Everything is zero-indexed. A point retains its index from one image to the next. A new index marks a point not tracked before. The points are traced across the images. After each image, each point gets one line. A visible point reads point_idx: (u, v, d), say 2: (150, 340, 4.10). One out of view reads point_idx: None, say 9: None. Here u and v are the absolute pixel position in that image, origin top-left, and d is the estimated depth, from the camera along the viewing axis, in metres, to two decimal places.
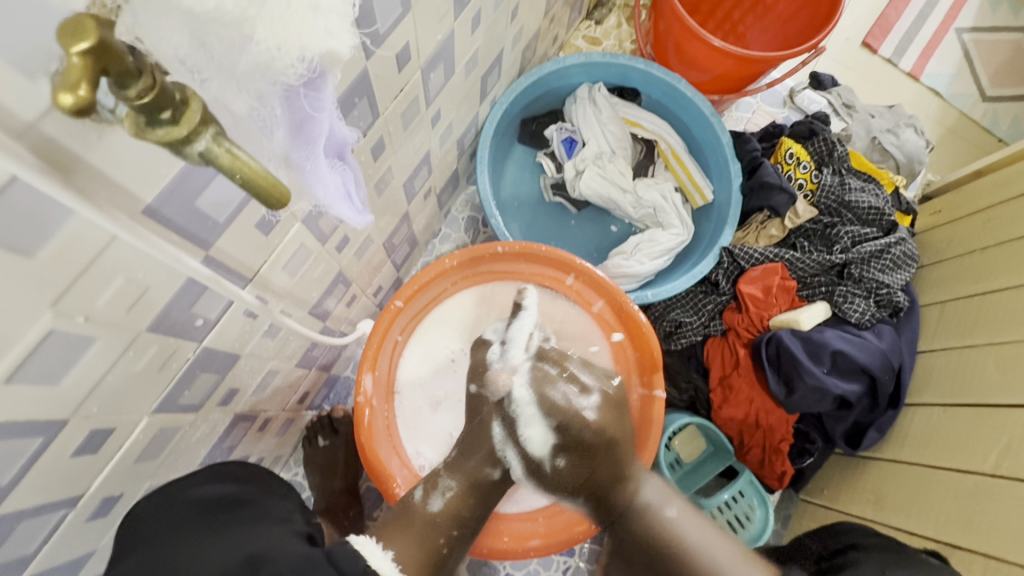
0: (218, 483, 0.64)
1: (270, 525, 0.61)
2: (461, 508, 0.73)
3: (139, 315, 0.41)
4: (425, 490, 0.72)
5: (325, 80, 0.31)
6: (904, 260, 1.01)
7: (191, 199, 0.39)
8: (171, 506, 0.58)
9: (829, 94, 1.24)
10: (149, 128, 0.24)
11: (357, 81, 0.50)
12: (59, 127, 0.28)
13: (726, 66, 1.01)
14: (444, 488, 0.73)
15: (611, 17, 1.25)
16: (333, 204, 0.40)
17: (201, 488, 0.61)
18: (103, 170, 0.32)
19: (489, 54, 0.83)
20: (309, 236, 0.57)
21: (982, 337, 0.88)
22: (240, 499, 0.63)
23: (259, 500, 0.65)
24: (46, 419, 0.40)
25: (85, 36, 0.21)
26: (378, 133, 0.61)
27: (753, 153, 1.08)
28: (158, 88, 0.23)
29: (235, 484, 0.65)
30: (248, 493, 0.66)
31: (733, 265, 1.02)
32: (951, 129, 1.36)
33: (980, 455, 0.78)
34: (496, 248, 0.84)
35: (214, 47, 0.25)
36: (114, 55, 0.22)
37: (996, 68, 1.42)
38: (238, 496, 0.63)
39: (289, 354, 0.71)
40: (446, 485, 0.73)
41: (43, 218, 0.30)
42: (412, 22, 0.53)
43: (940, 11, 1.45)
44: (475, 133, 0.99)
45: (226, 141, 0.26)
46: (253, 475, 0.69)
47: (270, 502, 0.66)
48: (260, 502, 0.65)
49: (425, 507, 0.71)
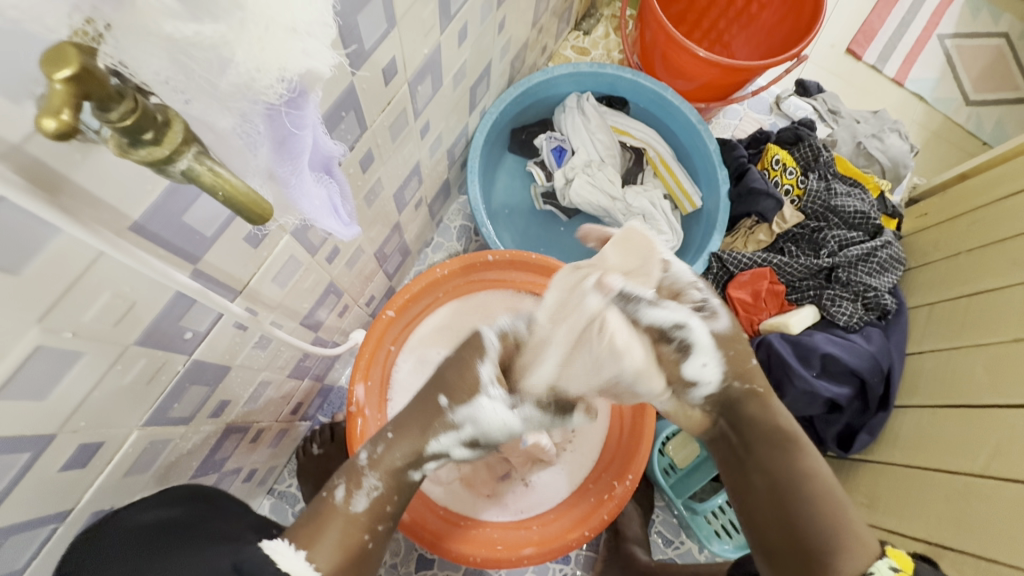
0: (165, 506, 0.60)
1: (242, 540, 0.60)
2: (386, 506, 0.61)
3: (126, 328, 0.42)
4: (346, 488, 0.60)
5: (306, 98, 0.31)
6: (892, 263, 1.02)
7: (176, 215, 0.39)
8: (119, 529, 0.54)
9: (814, 101, 1.26)
10: (132, 149, 0.25)
11: (343, 95, 0.51)
12: (44, 148, 0.29)
13: (712, 75, 1.02)
14: (370, 487, 0.60)
15: (599, 28, 1.27)
16: (319, 218, 0.41)
17: (154, 509, 0.58)
18: (88, 189, 0.32)
19: (477, 66, 0.84)
20: (298, 247, 0.58)
21: (970, 338, 0.89)
22: (185, 523, 0.59)
23: (202, 524, 0.60)
24: (35, 433, 0.40)
25: (65, 62, 0.22)
26: (366, 145, 0.62)
27: (740, 160, 1.09)
28: (140, 111, 0.24)
29: (174, 507, 0.60)
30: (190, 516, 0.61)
31: (722, 271, 1.04)
32: (936, 133, 1.38)
33: (970, 456, 0.78)
34: (487, 256, 0.85)
35: (195, 70, 0.26)
36: (95, 79, 0.23)
37: (979, 73, 1.45)
38: (179, 520, 0.59)
39: (281, 365, 0.72)
40: (373, 485, 0.61)
41: (29, 237, 0.31)
42: (397, 37, 0.54)
43: (922, 18, 1.48)
44: (465, 143, 1.00)
45: (208, 159, 0.28)
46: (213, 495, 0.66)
47: (220, 521, 0.62)
48: (204, 525, 0.60)
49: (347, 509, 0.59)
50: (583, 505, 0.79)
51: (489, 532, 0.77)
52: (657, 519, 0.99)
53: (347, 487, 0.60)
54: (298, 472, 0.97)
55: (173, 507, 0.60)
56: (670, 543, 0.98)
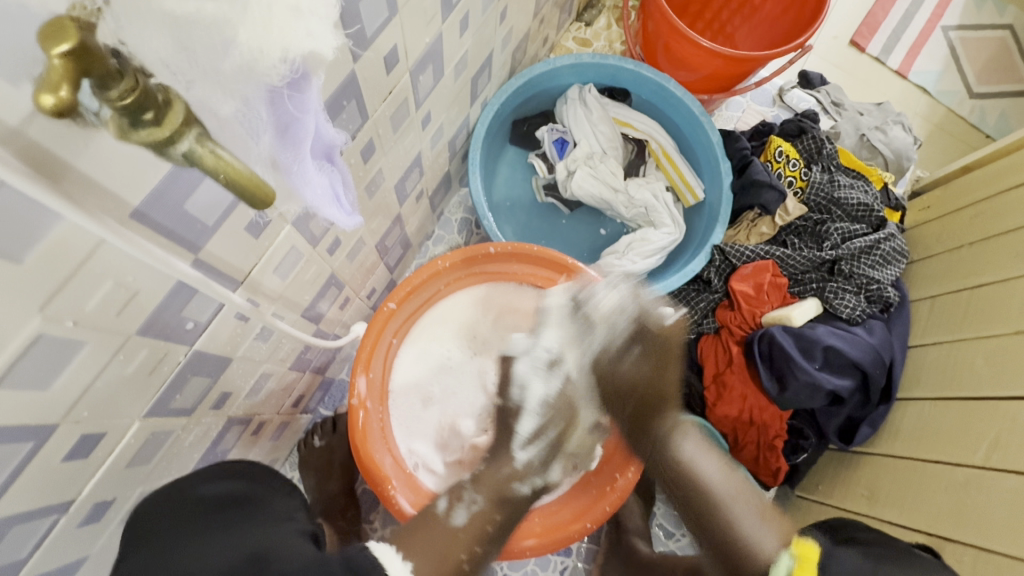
0: (224, 480, 0.66)
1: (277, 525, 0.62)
2: (487, 523, 0.66)
3: (129, 318, 0.41)
4: (448, 501, 0.66)
5: (309, 81, 0.31)
6: (894, 256, 1.01)
7: (179, 203, 0.39)
8: (180, 504, 0.60)
9: (817, 93, 1.25)
10: (133, 129, 0.25)
11: (345, 84, 0.50)
12: (43, 131, 0.28)
13: (715, 66, 1.01)
14: (470, 501, 0.66)
15: (601, 19, 1.26)
16: (321, 206, 0.40)
17: (213, 485, 0.64)
18: (89, 176, 0.32)
19: (479, 56, 0.83)
20: (300, 238, 0.57)
21: (971, 330, 0.89)
22: (249, 497, 0.66)
23: (264, 500, 0.67)
24: (37, 423, 0.40)
25: (65, 37, 0.22)
26: (368, 135, 0.61)
27: (742, 152, 1.09)
28: (141, 90, 0.24)
29: (238, 482, 0.67)
30: (255, 493, 0.67)
31: (725, 264, 1.03)
32: (939, 125, 1.38)
33: (971, 448, 0.78)
34: (489, 248, 0.84)
35: (197, 52, 0.26)
36: (94, 57, 0.22)
37: (983, 65, 1.44)
38: (244, 496, 0.65)
39: (282, 357, 0.71)
40: (472, 499, 0.67)
41: (31, 223, 0.30)
42: (399, 24, 0.54)
43: (927, 9, 1.47)
44: (467, 134, 1.00)
45: (210, 142, 0.27)
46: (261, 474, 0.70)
47: (274, 499, 0.68)
48: (266, 500, 0.67)
49: (448, 520, 0.64)
50: (585, 497, 0.79)
51: None
52: (658, 511, 0.99)
53: (450, 499, 0.66)
54: (299, 464, 0.97)
55: (231, 482, 0.66)
56: (671, 535, 0.98)
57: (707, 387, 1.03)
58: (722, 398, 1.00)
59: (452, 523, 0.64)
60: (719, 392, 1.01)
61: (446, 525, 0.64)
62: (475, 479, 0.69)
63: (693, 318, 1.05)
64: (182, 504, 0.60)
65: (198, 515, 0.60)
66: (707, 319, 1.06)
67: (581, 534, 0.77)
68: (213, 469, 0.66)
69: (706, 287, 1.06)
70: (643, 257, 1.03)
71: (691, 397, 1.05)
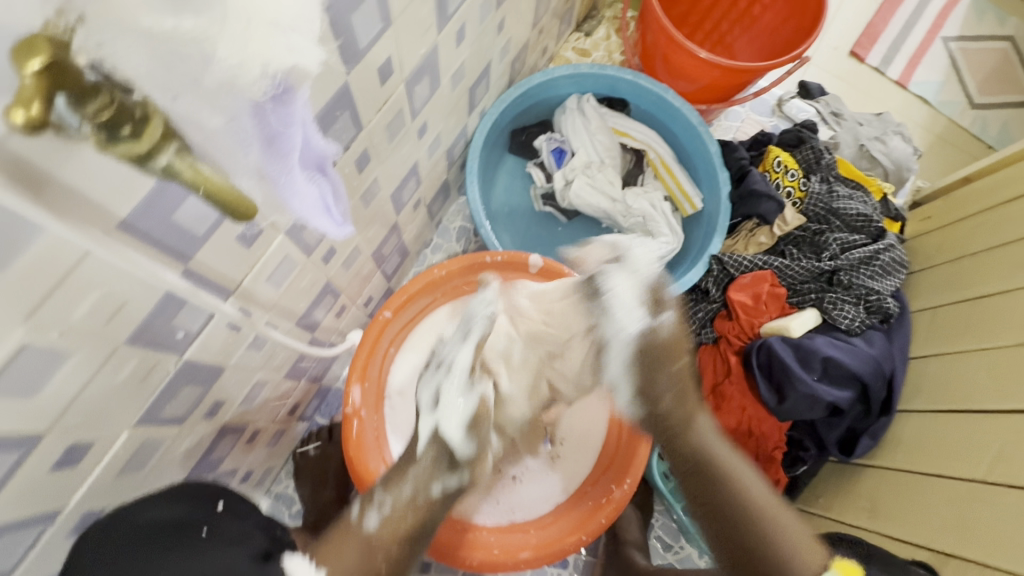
0: (172, 503, 0.61)
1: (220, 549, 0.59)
2: (400, 526, 0.65)
3: (118, 328, 0.42)
4: (362, 507, 0.66)
5: (293, 94, 0.31)
6: (895, 266, 1.00)
7: (167, 214, 0.39)
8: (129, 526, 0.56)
9: (817, 103, 1.25)
10: (111, 142, 0.28)
11: (337, 95, 0.50)
12: (26, 144, 0.27)
13: (713, 76, 1.02)
14: (382, 504, 0.66)
15: (601, 29, 1.27)
16: (310, 216, 0.40)
17: (168, 509, 0.59)
18: (78, 188, 0.32)
19: (476, 66, 0.84)
20: (294, 247, 0.57)
21: (973, 342, 0.88)
22: (191, 523, 0.60)
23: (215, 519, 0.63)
24: (23, 432, 0.40)
25: (37, 52, 0.23)
26: (362, 145, 0.62)
27: (741, 162, 1.09)
28: (117, 104, 0.26)
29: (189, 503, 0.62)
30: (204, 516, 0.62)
31: (722, 273, 1.03)
32: (940, 135, 1.37)
33: (973, 462, 0.77)
34: (486, 258, 0.85)
35: (178, 66, 0.26)
36: (71, 73, 0.24)
37: (984, 76, 1.44)
38: (186, 521, 0.60)
39: (276, 366, 0.71)
40: (384, 501, 0.66)
41: (13, 235, 0.30)
42: (393, 36, 0.54)
43: (927, 20, 1.47)
44: (465, 145, 1.00)
45: (190, 154, 0.30)
46: (215, 493, 0.66)
47: (228, 522, 0.63)
48: (214, 524, 0.62)
49: (361, 528, 0.64)
50: (581, 509, 0.78)
51: (485, 535, 0.76)
52: (656, 523, 0.98)
53: (363, 504, 0.66)
54: (295, 473, 0.96)
55: (179, 507, 0.61)
56: (669, 547, 0.97)
57: (705, 398, 1.02)
58: (720, 409, 0.99)
59: (366, 528, 0.64)
60: (717, 402, 1.00)
61: (358, 531, 0.65)
62: (390, 480, 0.68)
63: (691, 328, 1.05)
64: (123, 530, 0.55)
65: (140, 539, 0.55)
66: (706, 329, 1.06)
67: (578, 547, 0.76)
68: (180, 487, 0.63)
69: (704, 297, 1.05)
70: None
71: None
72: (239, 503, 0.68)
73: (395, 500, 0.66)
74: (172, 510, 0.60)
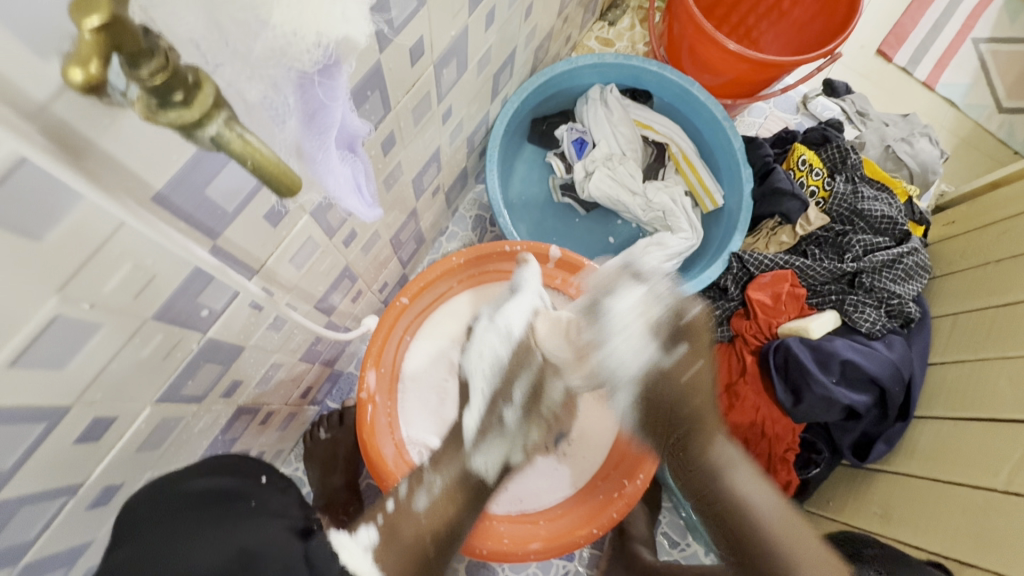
0: (218, 475, 0.66)
1: (268, 518, 0.66)
2: (449, 509, 0.67)
3: (146, 302, 0.41)
4: (409, 485, 0.68)
5: (339, 68, 0.32)
6: (917, 270, 0.99)
7: (200, 187, 0.38)
8: (179, 493, 0.61)
9: (842, 101, 1.23)
10: (161, 110, 0.24)
11: (370, 73, 0.49)
12: (70, 108, 0.28)
13: (741, 70, 0.99)
14: (431, 483, 0.68)
15: (625, 19, 1.25)
16: (343, 197, 0.39)
17: (209, 478, 0.64)
18: (113, 156, 0.31)
19: (502, 53, 0.83)
20: (317, 228, 0.57)
21: (994, 350, 0.87)
22: (239, 493, 0.66)
23: (258, 492, 0.68)
24: (51, 404, 0.39)
25: (97, 10, 0.21)
26: (388, 127, 0.61)
27: (766, 159, 1.07)
28: (171, 70, 0.23)
29: (231, 475, 0.67)
30: (247, 487, 0.68)
31: (742, 271, 1.01)
32: (966, 139, 1.35)
33: (991, 471, 0.76)
34: (504, 247, 0.83)
35: (229, 31, 0.26)
36: (127, 31, 0.22)
37: (1014, 79, 1.41)
38: (237, 491, 0.66)
39: (293, 348, 0.71)
40: (432, 482, 0.68)
41: (53, 202, 0.30)
42: (425, 16, 0.53)
43: (957, 20, 1.44)
44: (485, 132, 0.99)
45: (238, 126, 0.26)
46: (259, 467, 0.71)
47: (271, 497, 0.69)
48: (260, 496, 0.68)
49: (410, 505, 0.67)
50: (592, 502, 0.78)
51: (497, 524, 0.76)
52: (664, 519, 0.97)
53: (410, 483, 0.68)
54: (304, 456, 0.96)
55: (223, 476, 0.66)
56: (675, 544, 0.96)
57: (718, 396, 1.01)
58: (734, 407, 0.98)
59: (415, 508, 0.66)
60: (731, 401, 0.99)
61: (408, 510, 0.66)
62: (437, 461, 0.71)
63: None
64: (174, 495, 0.60)
65: (194, 504, 0.61)
66: (722, 327, 1.04)
67: (587, 541, 0.75)
68: (218, 461, 0.67)
69: (722, 295, 1.04)
70: (660, 261, 1.02)
71: (702, 405, 1.02)
72: (279, 479, 0.74)
73: (445, 481, 0.69)
74: (213, 479, 0.65)
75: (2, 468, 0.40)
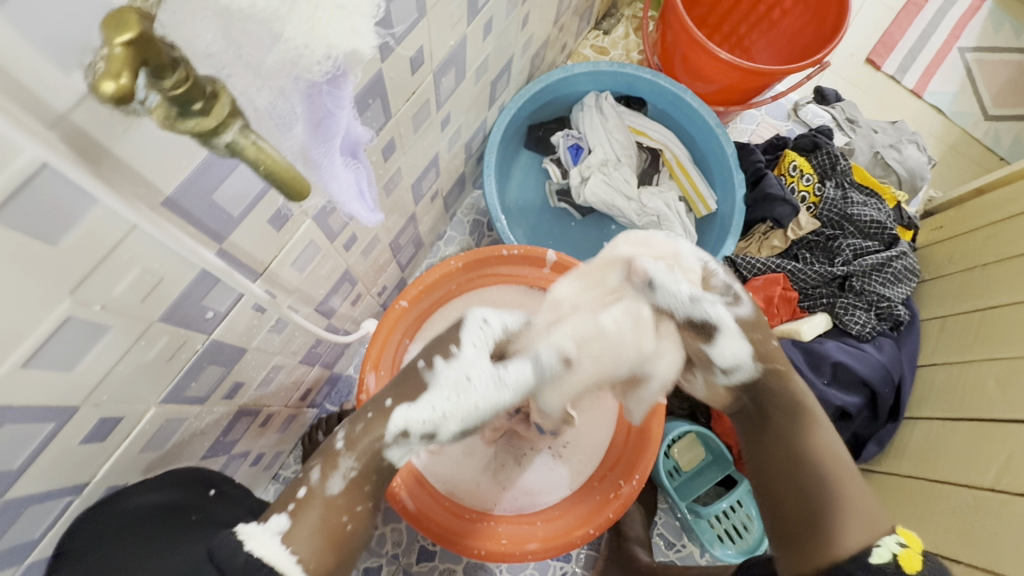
0: (172, 485, 0.61)
1: (219, 535, 0.57)
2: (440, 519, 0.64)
3: (153, 304, 0.42)
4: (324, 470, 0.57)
5: (346, 78, 0.33)
6: (905, 274, 1.01)
7: (208, 192, 0.39)
8: (120, 514, 0.55)
9: (832, 109, 1.25)
10: (181, 119, 0.25)
11: (371, 81, 0.51)
12: (89, 117, 0.29)
13: (732, 78, 1.02)
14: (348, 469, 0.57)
15: (620, 28, 1.27)
16: (345, 201, 0.40)
17: (154, 493, 0.59)
18: (127, 161, 0.33)
19: (499, 60, 0.84)
20: (319, 233, 0.58)
21: (982, 351, 0.89)
22: (186, 506, 0.62)
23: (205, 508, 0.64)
24: (59, 404, 0.40)
25: (127, 28, 0.22)
26: (389, 133, 0.62)
27: (757, 165, 1.10)
28: (191, 81, 0.25)
29: (177, 487, 0.62)
30: (194, 500, 0.63)
31: (735, 275, 1.03)
32: (953, 146, 1.37)
33: (980, 469, 0.78)
34: (502, 251, 0.84)
35: (244, 45, 0.28)
36: (154, 49, 0.23)
37: (999, 87, 1.44)
38: (183, 504, 0.61)
39: (294, 350, 0.72)
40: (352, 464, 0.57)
41: (69, 206, 0.31)
42: (426, 26, 0.54)
43: (944, 30, 1.47)
44: (483, 137, 1.00)
45: (252, 134, 0.27)
46: (207, 479, 0.67)
47: (216, 507, 0.65)
48: (204, 510, 0.63)
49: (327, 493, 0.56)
50: (588, 503, 0.79)
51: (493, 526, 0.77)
52: (659, 520, 1.00)
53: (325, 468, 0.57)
54: (303, 459, 0.97)
55: (177, 490, 0.62)
56: (671, 545, 0.99)
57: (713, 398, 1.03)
58: None
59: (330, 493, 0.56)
60: None
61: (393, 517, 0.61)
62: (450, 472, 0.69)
63: None
64: (114, 517, 0.55)
65: (139, 525, 0.57)
66: None
67: (583, 541, 0.76)
68: (182, 473, 0.63)
69: None
70: None
71: (696, 407, 1.05)
72: (232, 490, 0.70)
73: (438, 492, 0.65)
74: (164, 492, 0.60)
75: (10, 468, 0.40)
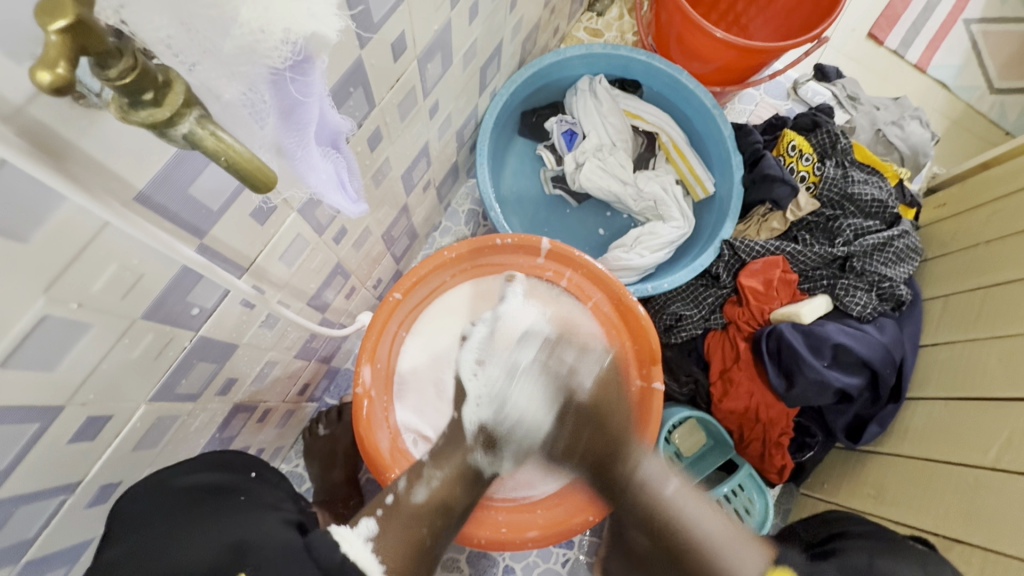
0: (213, 470, 0.65)
1: (261, 513, 0.63)
2: (450, 500, 0.71)
3: (134, 302, 0.42)
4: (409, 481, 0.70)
5: (312, 64, 0.31)
6: (908, 253, 0.99)
7: (183, 186, 0.39)
8: (165, 492, 0.59)
9: (833, 86, 1.23)
10: (133, 109, 0.25)
11: (351, 70, 0.50)
12: (48, 111, 0.28)
13: (729, 57, 0.99)
14: (430, 477, 0.72)
15: (614, 9, 1.24)
16: (325, 193, 0.39)
17: (195, 475, 0.62)
18: (94, 156, 0.32)
19: (488, 45, 0.83)
20: (305, 226, 0.57)
21: (985, 330, 0.87)
22: (231, 488, 0.64)
23: (251, 490, 0.66)
24: (44, 404, 0.40)
25: (62, 13, 0.21)
26: (374, 123, 0.61)
27: (755, 145, 1.07)
28: (140, 70, 0.24)
29: (223, 471, 0.66)
30: (242, 484, 0.67)
31: (733, 258, 1.02)
32: (958, 121, 1.34)
33: (982, 448, 0.77)
34: (496, 239, 0.83)
35: (199, 29, 0.26)
36: (94, 35, 0.22)
37: (1005, 60, 1.40)
38: (227, 486, 0.64)
39: (287, 345, 0.71)
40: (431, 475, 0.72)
41: (33, 204, 0.30)
42: (406, 12, 0.53)
43: (948, 2, 1.43)
44: (475, 125, 0.99)
45: (211, 124, 0.27)
46: (249, 463, 0.70)
47: (261, 490, 0.68)
48: (251, 491, 0.66)
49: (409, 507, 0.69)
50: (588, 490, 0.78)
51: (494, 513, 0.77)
52: None
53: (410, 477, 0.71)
54: (304, 452, 0.97)
55: (216, 472, 0.65)
56: None
57: (713, 382, 1.02)
58: (728, 394, 0.99)
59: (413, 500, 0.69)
60: (725, 388, 1.00)
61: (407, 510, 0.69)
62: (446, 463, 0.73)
63: (700, 314, 1.04)
64: (164, 493, 0.59)
65: (182, 502, 0.59)
66: (714, 314, 1.05)
67: (583, 526, 0.76)
68: (210, 455, 0.66)
69: (714, 282, 1.05)
70: (651, 251, 1.02)
71: (697, 393, 1.04)
72: (270, 475, 0.72)
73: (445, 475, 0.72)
74: (213, 475, 0.64)
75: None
